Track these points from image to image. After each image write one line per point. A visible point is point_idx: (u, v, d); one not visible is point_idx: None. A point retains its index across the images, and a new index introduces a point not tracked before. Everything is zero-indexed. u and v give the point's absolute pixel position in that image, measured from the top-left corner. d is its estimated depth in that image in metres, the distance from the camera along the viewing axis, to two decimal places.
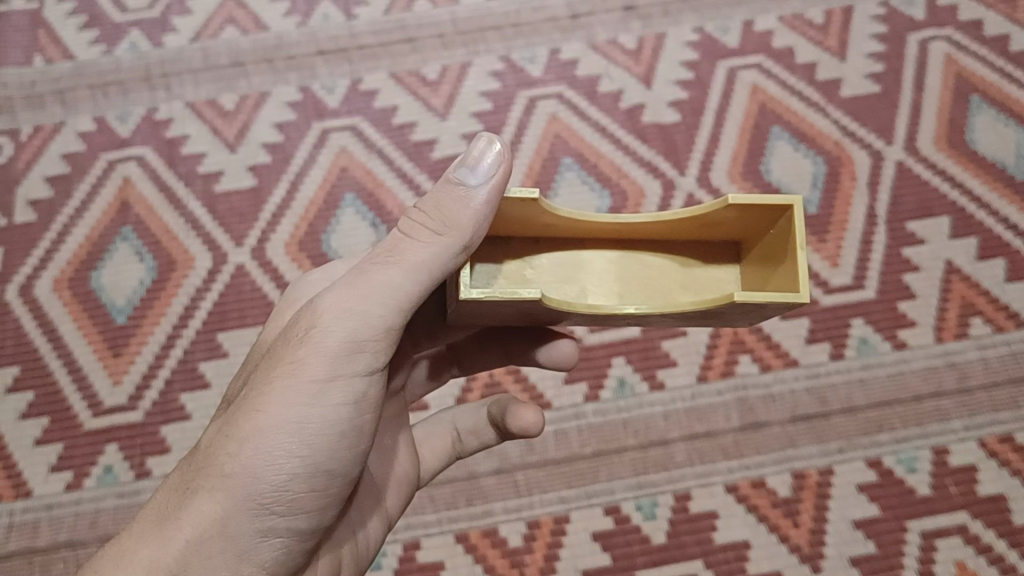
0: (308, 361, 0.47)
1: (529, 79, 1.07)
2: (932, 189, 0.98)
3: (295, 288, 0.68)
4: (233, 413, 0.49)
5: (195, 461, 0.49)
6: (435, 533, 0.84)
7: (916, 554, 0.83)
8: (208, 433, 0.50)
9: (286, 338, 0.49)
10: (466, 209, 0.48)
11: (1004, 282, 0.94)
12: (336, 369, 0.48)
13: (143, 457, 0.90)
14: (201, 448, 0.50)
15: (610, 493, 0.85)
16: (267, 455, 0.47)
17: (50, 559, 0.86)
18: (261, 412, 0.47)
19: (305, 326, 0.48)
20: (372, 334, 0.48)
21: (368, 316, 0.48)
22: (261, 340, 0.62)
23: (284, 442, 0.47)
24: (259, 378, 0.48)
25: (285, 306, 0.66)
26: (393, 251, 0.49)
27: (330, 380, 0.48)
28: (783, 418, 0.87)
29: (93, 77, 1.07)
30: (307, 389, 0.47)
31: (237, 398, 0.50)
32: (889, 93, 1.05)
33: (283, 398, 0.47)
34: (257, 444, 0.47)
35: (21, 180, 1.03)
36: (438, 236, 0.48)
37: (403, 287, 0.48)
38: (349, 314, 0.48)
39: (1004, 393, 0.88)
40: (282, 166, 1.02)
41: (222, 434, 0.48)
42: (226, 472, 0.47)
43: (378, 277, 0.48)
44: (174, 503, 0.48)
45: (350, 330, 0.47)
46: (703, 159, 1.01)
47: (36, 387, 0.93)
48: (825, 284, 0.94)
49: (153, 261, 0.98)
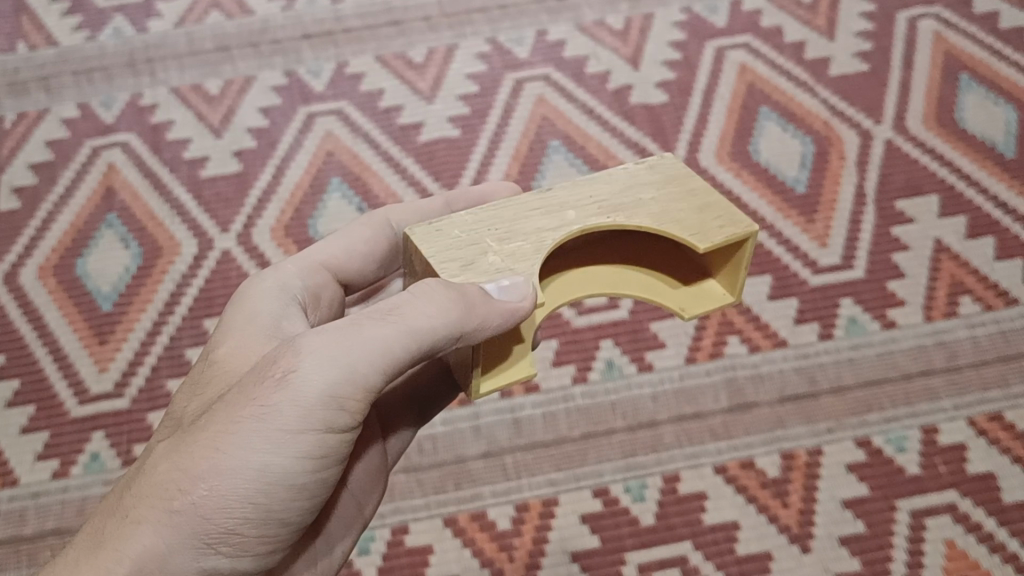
0: (281, 405, 0.45)
1: (515, 60, 1.08)
2: (921, 168, 0.98)
3: (245, 286, 0.57)
4: (189, 440, 0.46)
5: (142, 481, 0.47)
6: (424, 517, 0.83)
7: (906, 534, 0.81)
8: (160, 450, 0.48)
9: (259, 368, 0.47)
10: (487, 313, 0.47)
11: (993, 261, 0.93)
12: (308, 421, 0.46)
13: (130, 444, 0.87)
14: (149, 467, 0.47)
15: (599, 475, 0.84)
16: (224, 497, 0.46)
17: (36, 547, 0.82)
18: (225, 451, 0.45)
19: (283, 366, 0.46)
20: (352, 389, 0.46)
21: (350, 372, 0.46)
22: (218, 346, 0.54)
23: (242, 486, 0.46)
24: (225, 408, 0.46)
25: (236, 312, 0.55)
26: (393, 316, 0.47)
27: (301, 429, 0.46)
28: (772, 398, 0.87)
29: (76, 63, 1.09)
30: (275, 435, 0.46)
31: (197, 419, 0.47)
32: (878, 70, 1.05)
33: (248, 442, 0.45)
34: (212, 484, 0.45)
35: (5, 168, 1.02)
36: (438, 318, 0.46)
37: (390, 352, 0.46)
38: (330, 365, 0.46)
39: (993, 371, 0.87)
40: (268, 151, 1.02)
41: (176, 461, 0.46)
42: (175, 506, 0.45)
43: (369, 338, 0.46)
44: (111, 526, 0.46)
45: (330, 382, 0.45)
46: (691, 139, 1.01)
47: (23, 374, 0.91)
48: (814, 264, 0.93)
49: (138, 248, 0.97)
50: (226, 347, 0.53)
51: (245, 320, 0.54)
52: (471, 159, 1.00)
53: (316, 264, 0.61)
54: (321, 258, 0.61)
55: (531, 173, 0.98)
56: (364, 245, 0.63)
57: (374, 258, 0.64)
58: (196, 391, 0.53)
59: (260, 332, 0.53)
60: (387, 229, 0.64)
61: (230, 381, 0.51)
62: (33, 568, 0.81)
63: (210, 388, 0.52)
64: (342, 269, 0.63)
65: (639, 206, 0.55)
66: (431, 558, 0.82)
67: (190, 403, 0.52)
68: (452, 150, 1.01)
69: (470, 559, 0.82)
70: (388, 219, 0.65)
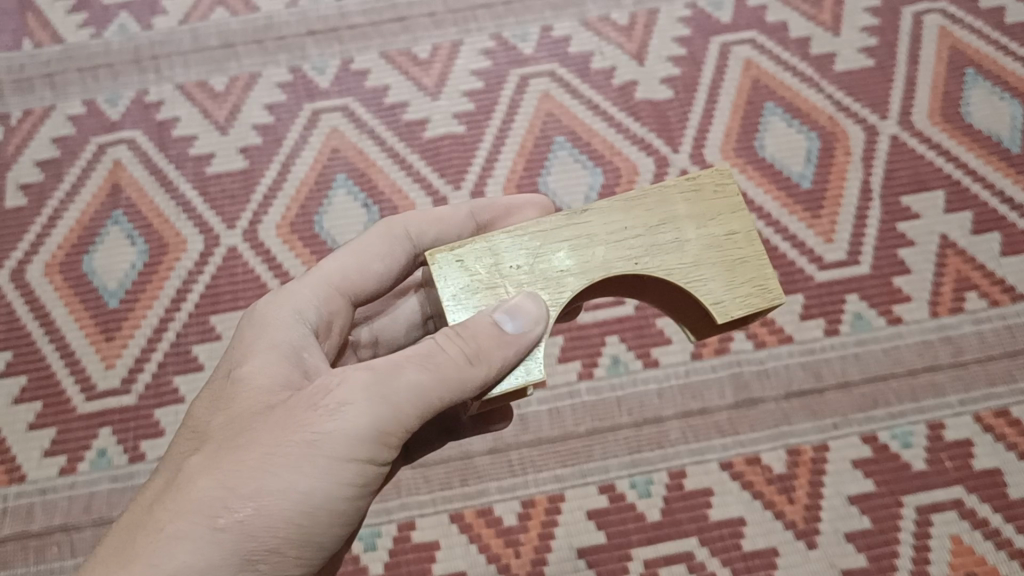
0: (333, 433, 0.49)
1: (521, 56, 1.07)
2: (927, 163, 0.98)
3: (256, 308, 0.57)
4: (232, 461, 0.48)
5: (178, 496, 0.48)
6: (430, 513, 0.83)
7: (912, 530, 0.81)
8: (192, 464, 0.49)
9: (306, 398, 0.50)
10: (500, 348, 0.49)
11: (999, 256, 0.93)
12: (352, 448, 0.49)
13: (137, 440, 0.87)
14: (184, 483, 0.48)
15: (605, 471, 0.84)
16: (269, 519, 0.47)
17: (45, 543, 0.83)
18: (278, 473, 0.48)
19: (335, 397, 0.49)
20: (395, 427, 0.50)
21: (396, 409, 0.50)
22: (231, 365, 0.53)
23: (288, 508, 0.48)
24: (274, 432, 0.49)
25: (252, 334, 0.55)
26: (427, 356, 0.50)
27: (347, 459, 0.49)
28: (778, 394, 0.87)
29: (81, 60, 1.08)
30: (324, 462, 0.48)
31: (236, 439, 0.49)
32: (884, 66, 1.05)
33: (299, 467, 0.48)
34: (261, 504, 0.47)
35: (11, 166, 1.03)
36: (470, 365, 0.49)
37: (427, 389, 0.49)
38: (380, 400, 0.49)
39: (999, 367, 0.87)
40: (273, 148, 1.02)
41: (220, 479, 0.48)
42: (221, 523, 0.46)
43: (409, 374, 0.50)
44: (147, 541, 0.46)
45: (379, 416, 0.49)
46: (696, 135, 1.01)
47: (30, 371, 0.91)
48: (820, 260, 0.93)
49: (145, 245, 0.97)
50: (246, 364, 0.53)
51: (264, 341, 0.54)
52: (476, 156, 1.00)
53: (333, 284, 0.59)
54: (337, 279, 0.59)
55: (537, 169, 0.99)
56: (380, 266, 0.62)
57: (389, 276, 0.63)
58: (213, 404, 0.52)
59: (279, 350, 0.54)
60: (403, 246, 0.63)
61: (256, 398, 0.51)
62: (41, 564, 0.82)
63: (231, 403, 0.51)
64: (359, 289, 0.61)
65: (670, 248, 0.53)
66: (438, 554, 0.82)
67: (210, 418, 0.52)
68: (457, 147, 1.01)
69: (477, 554, 0.82)
70: (407, 235, 0.63)
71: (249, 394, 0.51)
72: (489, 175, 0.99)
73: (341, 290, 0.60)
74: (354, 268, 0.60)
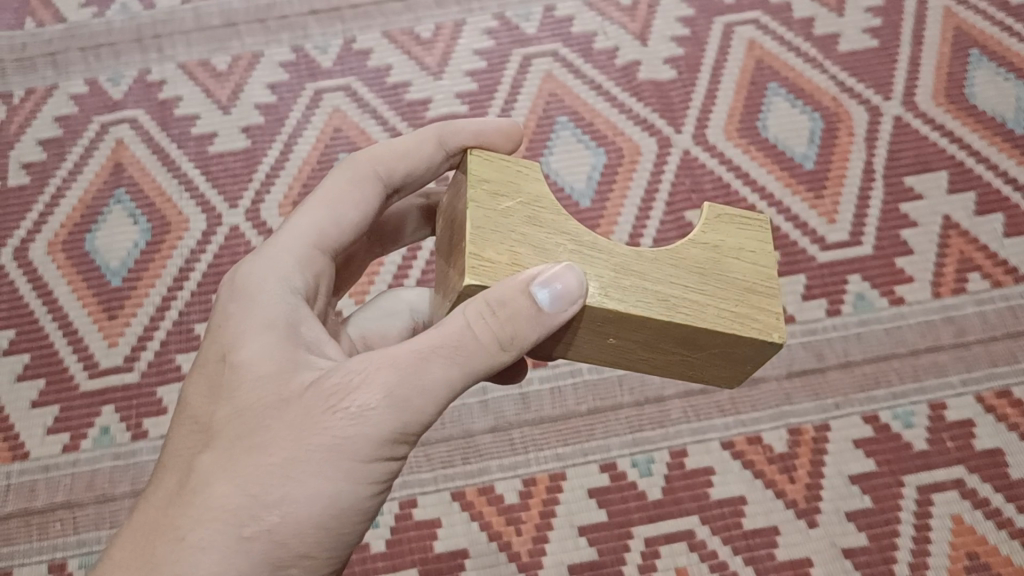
0: (355, 443, 0.46)
1: (523, 36, 1.07)
2: (930, 144, 0.98)
3: (244, 277, 0.54)
4: (249, 467, 0.46)
5: (198, 502, 0.46)
6: (431, 491, 0.84)
7: (913, 509, 0.81)
8: (206, 464, 0.47)
9: (323, 398, 0.47)
10: (531, 327, 0.45)
11: (1002, 237, 0.93)
12: (379, 451, 0.47)
13: (139, 418, 0.87)
14: (202, 487, 0.46)
15: (606, 450, 0.85)
16: (296, 527, 0.46)
17: (48, 520, 0.83)
18: (302, 482, 0.46)
19: (358, 401, 0.46)
20: (421, 423, 0.47)
21: (423, 407, 0.47)
22: (230, 351, 0.51)
23: (315, 516, 0.46)
24: (289, 435, 0.46)
25: (242, 314, 0.52)
26: (454, 343, 0.46)
27: (372, 460, 0.47)
28: (780, 374, 0.87)
29: (83, 39, 1.08)
30: (347, 469, 0.46)
31: (250, 441, 0.47)
32: (888, 47, 1.05)
33: (323, 474, 0.46)
34: (287, 513, 0.46)
35: (13, 144, 1.03)
36: (500, 348, 0.46)
37: (454, 381, 0.47)
38: (406, 400, 0.46)
39: (1002, 347, 0.87)
40: (275, 127, 1.02)
41: (239, 484, 0.46)
42: (246, 536, 0.45)
43: (434, 369, 0.46)
44: (170, 546, 0.45)
45: (403, 419, 0.46)
46: (699, 115, 1.01)
47: (33, 349, 0.92)
48: (822, 240, 0.93)
49: (147, 223, 0.97)
50: (246, 349, 0.50)
51: (264, 324, 0.51)
52: None
53: (309, 246, 0.57)
54: (312, 236, 0.57)
55: (539, 149, 0.99)
56: (357, 215, 0.59)
57: (365, 222, 0.60)
58: (216, 395, 0.50)
59: (278, 331, 0.51)
60: (372, 188, 0.59)
61: (263, 386, 0.48)
62: (44, 541, 0.83)
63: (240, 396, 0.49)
64: (336, 245, 0.58)
65: None
66: (439, 531, 0.82)
67: (213, 407, 0.49)
68: None
69: (478, 532, 0.82)
70: (372, 176, 0.60)
71: (256, 386, 0.49)
72: None
73: (320, 249, 0.57)
74: (328, 220, 0.58)
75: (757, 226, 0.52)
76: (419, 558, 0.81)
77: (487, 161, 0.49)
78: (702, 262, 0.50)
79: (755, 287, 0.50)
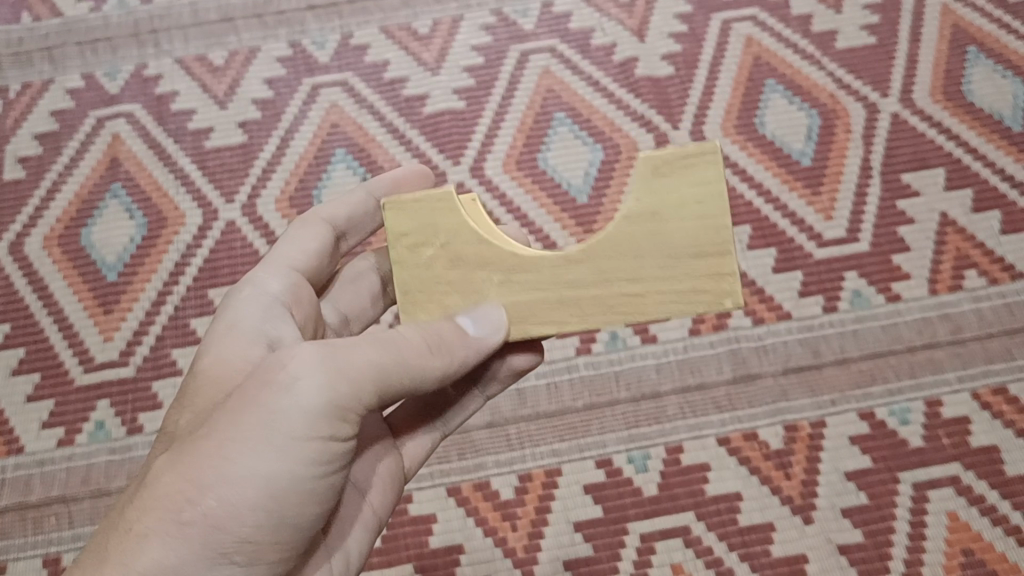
0: (284, 417, 0.48)
1: (521, 32, 1.07)
2: (927, 141, 0.98)
3: (225, 303, 0.59)
4: (192, 452, 0.49)
5: (148, 494, 0.49)
6: (428, 486, 0.84)
7: (908, 505, 0.81)
8: (161, 463, 0.50)
9: (257, 380, 0.49)
10: (460, 346, 0.51)
11: (999, 235, 0.93)
12: (311, 428, 0.48)
13: (135, 413, 0.87)
14: (153, 480, 0.49)
15: (602, 446, 0.85)
16: (233, 508, 0.48)
17: (44, 515, 0.83)
18: (235, 463, 0.47)
19: (284, 375, 0.48)
20: (353, 403, 0.49)
21: (353, 383, 0.49)
22: (199, 364, 0.56)
23: (252, 497, 0.48)
24: (226, 418, 0.48)
25: (218, 332, 0.57)
26: (386, 337, 0.50)
27: (306, 438, 0.48)
28: (776, 369, 0.87)
29: (80, 34, 1.08)
30: (281, 445, 0.48)
31: (198, 431, 0.50)
32: (886, 43, 1.05)
33: (257, 452, 0.48)
34: (222, 494, 0.47)
35: (10, 138, 1.03)
36: (430, 352, 0.51)
37: (381, 363, 0.49)
38: (335, 375, 0.48)
39: (998, 344, 0.87)
40: (272, 122, 1.02)
41: (180, 472, 0.48)
42: (185, 520, 0.47)
43: (358, 352, 0.49)
44: (120, 537, 0.48)
45: (331, 392, 0.48)
46: (696, 112, 1.01)
47: (28, 343, 0.91)
48: (819, 237, 0.93)
49: (143, 218, 0.97)
50: (210, 356, 0.55)
51: (231, 336, 0.55)
52: (476, 132, 1.00)
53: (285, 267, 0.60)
54: (285, 261, 0.61)
55: (536, 146, 0.99)
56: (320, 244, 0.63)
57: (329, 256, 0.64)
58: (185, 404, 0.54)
59: (241, 345, 0.55)
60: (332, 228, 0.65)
61: (217, 389, 0.54)
62: (39, 535, 0.83)
63: (198, 400, 0.54)
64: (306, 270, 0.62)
65: None
66: (435, 526, 0.82)
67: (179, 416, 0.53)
68: (456, 123, 1.01)
69: (473, 527, 0.82)
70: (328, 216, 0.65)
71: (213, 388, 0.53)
72: (489, 150, 0.99)
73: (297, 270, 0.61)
74: (295, 252, 0.62)
75: (710, 160, 0.49)
76: (415, 553, 0.81)
77: (404, 207, 0.53)
78: (643, 243, 0.50)
79: (707, 251, 0.49)
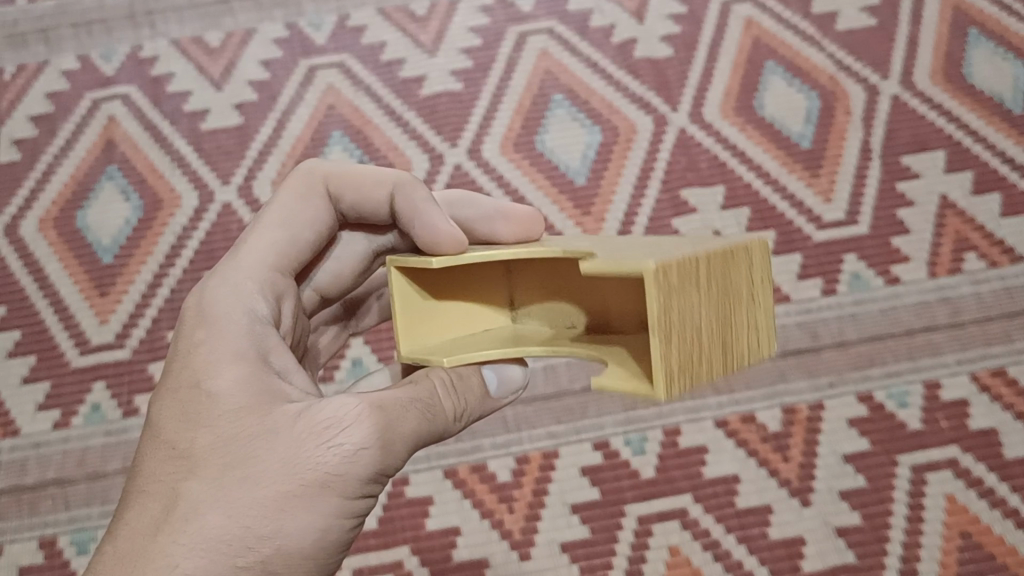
0: (346, 477, 0.44)
1: (518, 14, 1.03)
2: (927, 123, 0.97)
3: (201, 301, 0.51)
4: (243, 495, 0.43)
5: (188, 532, 0.42)
6: (424, 468, 0.83)
7: (906, 488, 0.83)
8: (192, 492, 0.43)
9: (315, 428, 0.44)
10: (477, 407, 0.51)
11: (998, 217, 0.93)
12: (364, 488, 0.45)
13: (131, 396, 0.88)
14: (193, 514, 0.43)
15: (599, 428, 0.84)
16: (288, 562, 0.43)
17: (39, 496, 0.86)
18: (296, 514, 0.43)
19: (351, 435, 0.44)
20: (395, 465, 0.47)
21: (401, 451, 0.46)
22: (202, 379, 0.47)
23: (307, 553, 0.43)
24: (284, 465, 0.43)
25: (213, 339, 0.48)
26: (428, 405, 0.48)
27: (357, 500, 0.45)
28: (774, 352, 0.86)
29: (73, 14, 1.02)
30: (339, 504, 0.44)
31: (242, 468, 0.43)
32: (886, 25, 1.02)
33: (318, 510, 0.43)
34: (279, 550, 0.43)
35: (6, 120, 1.00)
36: (453, 420, 0.49)
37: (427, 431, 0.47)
38: (393, 441, 0.46)
39: (997, 327, 0.88)
40: (268, 104, 1.00)
41: (230, 516, 0.42)
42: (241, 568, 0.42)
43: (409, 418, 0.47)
44: None
45: (387, 457, 0.46)
46: (695, 94, 1.00)
47: (25, 326, 0.92)
48: (818, 219, 0.92)
49: (139, 200, 0.97)
50: (224, 380, 0.47)
51: (236, 355, 0.48)
52: (473, 114, 0.99)
53: (269, 265, 0.54)
54: (272, 257, 0.55)
55: (533, 129, 0.99)
56: (311, 233, 0.57)
57: (321, 240, 0.58)
58: (193, 421, 0.46)
59: (252, 363, 0.47)
60: (325, 207, 0.58)
61: (252, 420, 0.45)
62: (34, 517, 0.85)
63: (217, 422, 0.45)
64: (294, 265, 0.56)
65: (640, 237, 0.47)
66: (431, 509, 0.82)
67: (191, 434, 0.45)
68: (454, 104, 1.00)
69: (471, 510, 0.82)
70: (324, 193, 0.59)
71: (235, 415, 0.45)
72: (487, 132, 0.99)
73: (281, 269, 0.55)
74: (285, 241, 0.56)
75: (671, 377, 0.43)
76: (412, 536, 0.81)
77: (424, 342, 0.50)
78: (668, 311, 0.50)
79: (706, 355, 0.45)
